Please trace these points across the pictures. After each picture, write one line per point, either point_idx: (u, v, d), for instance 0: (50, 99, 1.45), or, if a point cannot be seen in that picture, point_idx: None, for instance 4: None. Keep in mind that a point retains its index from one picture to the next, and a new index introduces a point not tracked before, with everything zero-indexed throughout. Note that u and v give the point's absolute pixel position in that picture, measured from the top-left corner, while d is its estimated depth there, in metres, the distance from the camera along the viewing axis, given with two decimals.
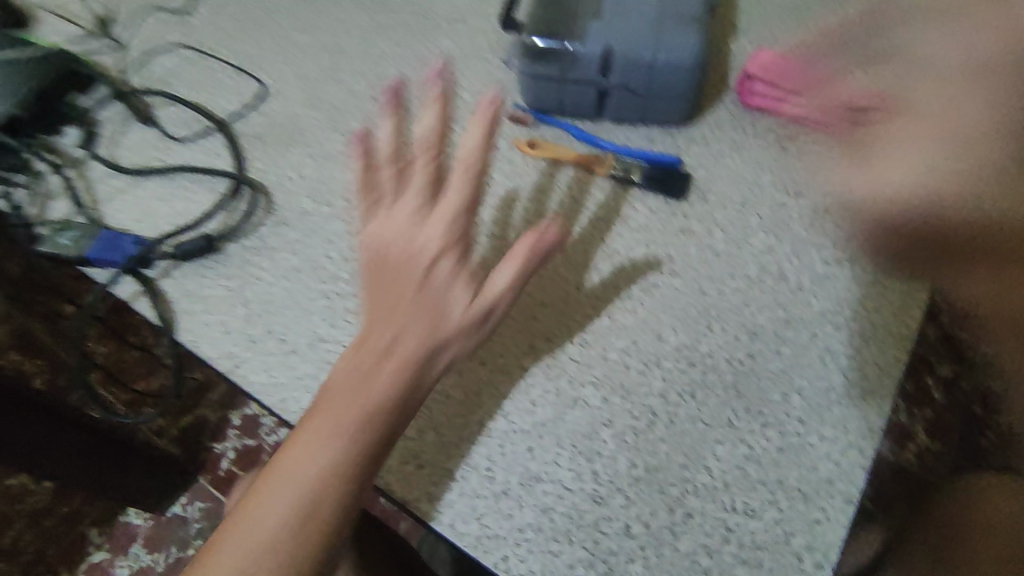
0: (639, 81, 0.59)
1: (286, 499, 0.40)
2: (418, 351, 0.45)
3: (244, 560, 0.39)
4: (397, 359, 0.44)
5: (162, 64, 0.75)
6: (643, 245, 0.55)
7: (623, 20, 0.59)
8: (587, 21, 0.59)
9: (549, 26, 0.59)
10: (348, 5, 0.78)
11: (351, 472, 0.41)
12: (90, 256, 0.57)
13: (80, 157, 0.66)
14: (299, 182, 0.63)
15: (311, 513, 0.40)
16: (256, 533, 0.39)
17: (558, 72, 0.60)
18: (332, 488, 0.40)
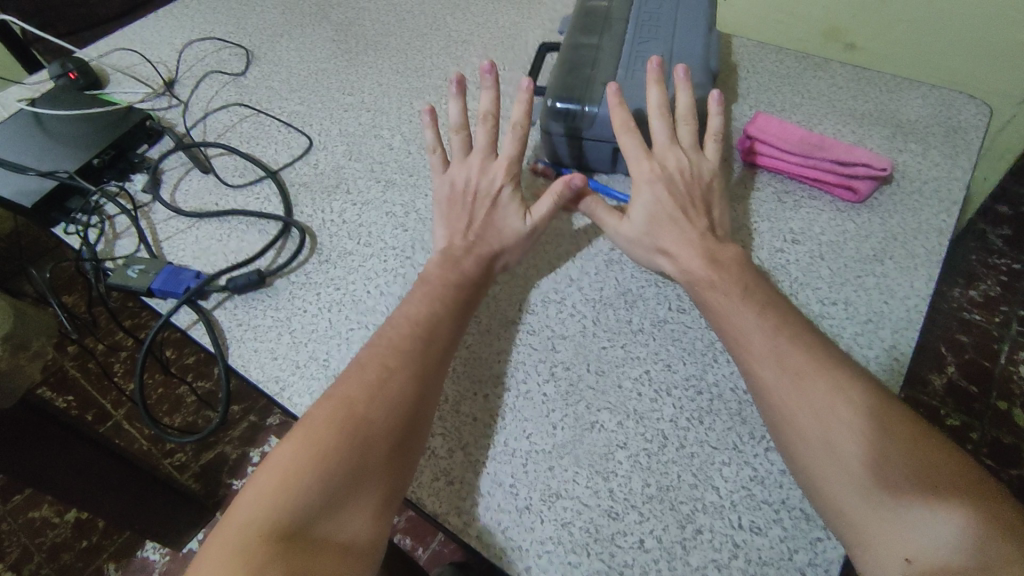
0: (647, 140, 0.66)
1: (337, 407, 0.48)
2: (452, 319, 0.56)
3: (303, 445, 0.46)
4: (435, 323, 0.55)
5: (219, 121, 0.83)
6: (654, 285, 0.61)
7: (633, 90, 0.67)
8: (602, 88, 0.67)
9: (567, 92, 0.67)
10: (388, 74, 0.88)
11: (393, 394, 0.49)
12: (153, 288, 0.63)
13: (144, 202, 0.74)
14: (342, 226, 0.70)
15: (365, 409, 0.48)
16: (311, 428, 0.47)
17: (574, 133, 0.67)
18: (375, 401, 0.48)
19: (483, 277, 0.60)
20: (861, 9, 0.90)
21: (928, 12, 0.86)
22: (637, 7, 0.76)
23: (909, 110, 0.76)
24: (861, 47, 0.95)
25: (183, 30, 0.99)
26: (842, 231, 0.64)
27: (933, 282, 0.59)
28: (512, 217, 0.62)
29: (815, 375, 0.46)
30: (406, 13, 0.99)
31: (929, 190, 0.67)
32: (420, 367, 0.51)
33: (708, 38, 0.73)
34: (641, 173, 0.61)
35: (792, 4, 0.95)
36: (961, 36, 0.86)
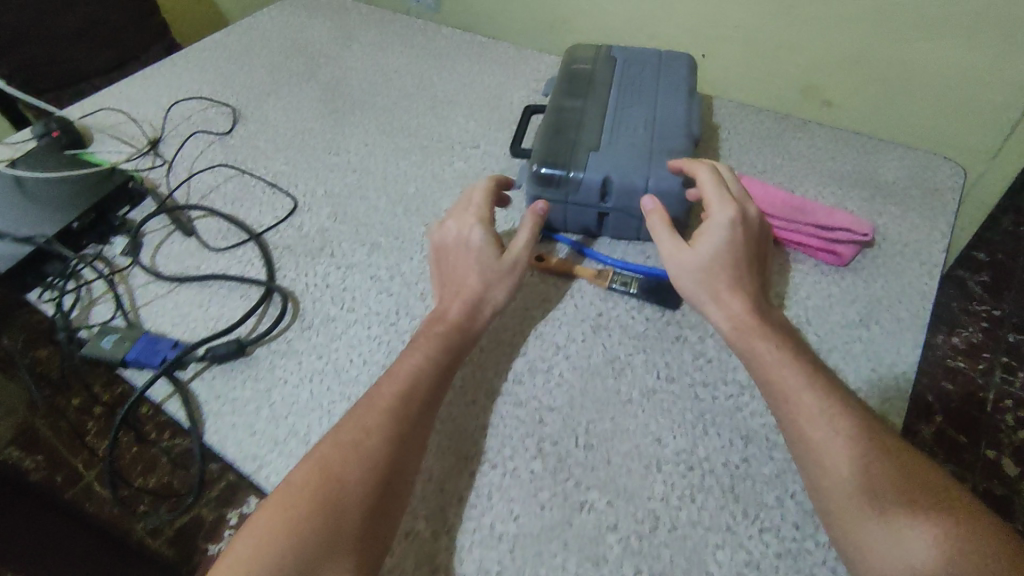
0: (633, 206, 0.67)
1: (315, 466, 0.49)
2: (434, 369, 0.55)
3: (280, 507, 0.47)
4: (412, 375, 0.54)
5: (203, 181, 0.82)
6: (641, 352, 0.60)
7: (617, 153, 0.67)
8: (586, 153, 0.67)
9: (553, 156, 0.67)
10: (374, 133, 0.89)
11: (367, 453, 0.49)
12: (129, 359, 0.61)
13: (124, 265, 0.72)
14: (325, 290, 0.69)
15: (343, 467, 0.48)
16: (294, 489, 0.48)
17: (559, 195, 0.67)
18: (348, 461, 0.48)
19: (466, 323, 0.58)
20: (836, 66, 0.88)
21: (904, 69, 0.84)
22: (620, 74, 0.78)
23: (887, 171, 0.78)
24: (837, 104, 0.92)
25: (169, 88, 1.00)
26: (827, 294, 0.65)
27: (920, 347, 0.60)
28: (490, 253, 0.60)
29: (806, 416, 0.50)
30: (392, 72, 1.00)
31: (911, 252, 0.68)
32: (397, 423, 0.51)
33: (689, 103, 0.75)
34: (727, 214, 0.58)
35: (768, 60, 0.93)
36: (940, 95, 0.84)
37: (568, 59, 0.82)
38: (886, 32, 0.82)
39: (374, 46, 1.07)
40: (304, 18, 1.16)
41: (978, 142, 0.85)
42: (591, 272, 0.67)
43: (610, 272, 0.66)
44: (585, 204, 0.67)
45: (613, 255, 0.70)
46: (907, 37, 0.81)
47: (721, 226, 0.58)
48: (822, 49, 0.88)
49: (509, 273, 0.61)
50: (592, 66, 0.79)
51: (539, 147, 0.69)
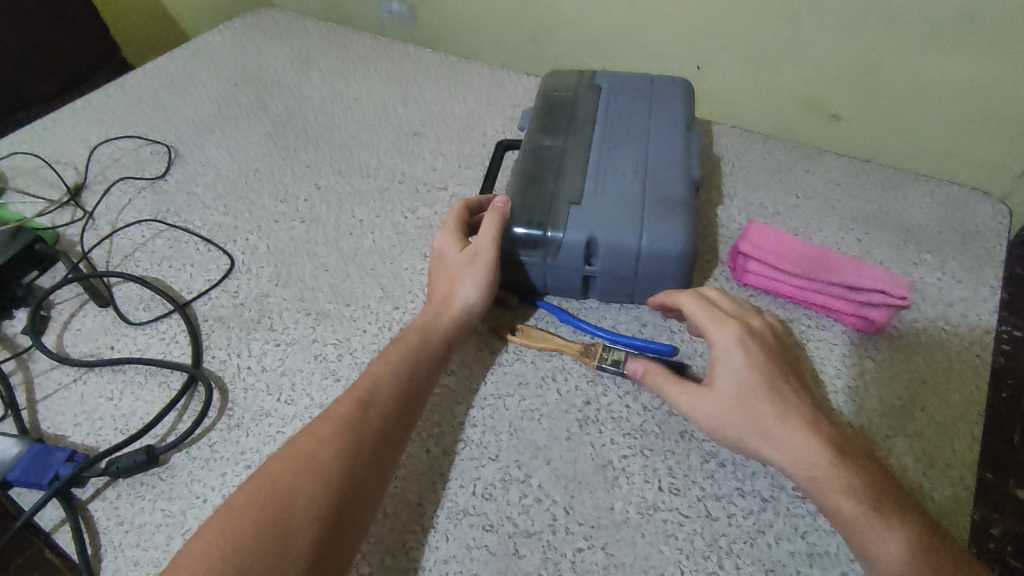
0: (624, 268, 0.56)
1: (267, 480, 0.42)
2: (399, 373, 0.50)
3: (221, 529, 0.40)
4: (374, 378, 0.49)
5: (128, 238, 0.72)
6: (638, 454, 0.50)
7: (604, 207, 0.56)
8: (566, 207, 0.56)
9: (527, 212, 0.56)
10: (328, 173, 0.78)
11: (321, 468, 0.43)
12: (11, 479, 0.50)
13: (26, 346, 0.62)
14: (260, 376, 0.58)
15: (297, 483, 0.42)
16: (231, 516, 0.41)
17: (536, 259, 0.57)
18: (301, 477, 0.42)
19: (432, 322, 0.54)
20: (843, 74, 0.71)
21: (924, 71, 0.67)
22: (605, 106, 0.67)
23: (918, 212, 0.69)
24: (848, 118, 0.75)
25: (100, 124, 0.88)
26: (859, 371, 0.55)
27: (975, 442, 0.50)
28: (453, 252, 0.57)
29: (829, 491, 0.43)
30: (353, 101, 0.89)
31: (953, 315, 0.59)
32: (357, 433, 0.45)
33: (688, 139, 0.64)
34: (733, 333, 0.48)
35: (764, 69, 0.76)
36: (977, 97, 0.66)
37: (545, 87, 0.71)
38: (898, 30, 0.66)
39: (333, 70, 0.96)
40: (258, 38, 1.05)
41: (997, 152, 0.69)
42: (577, 347, 0.56)
43: (599, 346, 0.56)
44: (568, 268, 0.57)
45: (601, 322, 0.59)
46: (927, 34, 0.65)
47: (735, 359, 0.47)
48: (824, 56, 0.71)
49: (473, 263, 0.55)
50: (573, 96, 0.69)
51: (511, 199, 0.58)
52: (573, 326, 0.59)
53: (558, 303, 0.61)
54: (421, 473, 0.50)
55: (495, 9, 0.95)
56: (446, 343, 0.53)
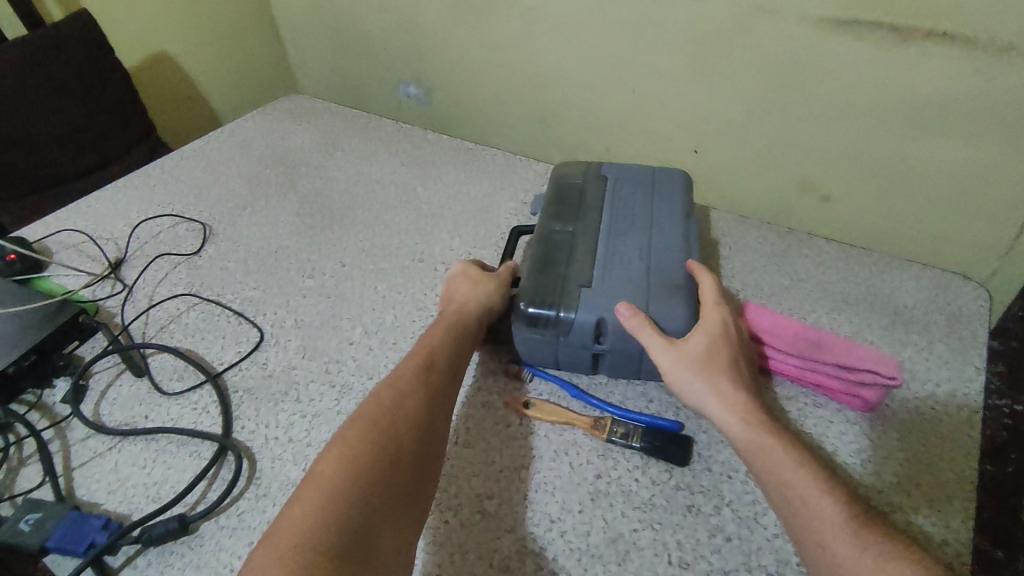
0: (632, 347, 0.60)
1: (362, 421, 0.49)
2: (450, 346, 0.59)
3: (339, 454, 0.46)
4: (429, 351, 0.57)
5: (164, 311, 0.76)
6: (648, 528, 0.52)
7: (612, 289, 0.61)
8: (578, 290, 0.61)
9: (541, 295, 0.61)
10: (352, 251, 0.83)
11: (408, 410, 0.51)
12: (49, 545, 0.52)
13: (64, 415, 0.65)
14: (287, 446, 0.61)
15: (393, 420, 0.50)
16: (346, 444, 0.47)
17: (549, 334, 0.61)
18: (398, 419, 0.50)
19: (464, 308, 0.63)
20: (835, 159, 0.77)
21: (913, 163, 0.72)
22: (612, 196, 0.73)
23: (907, 295, 0.74)
24: (839, 200, 0.80)
25: (140, 202, 0.95)
26: (855, 449, 0.58)
27: (970, 520, 0.52)
28: (475, 267, 0.68)
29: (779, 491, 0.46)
30: (375, 183, 0.96)
31: (943, 394, 0.62)
32: (428, 389, 0.53)
33: (687, 227, 0.69)
34: (719, 318, 0.58)
35: (762, 157, 0.83)
36: (959, 185, 0.71)
37: (554, 176, 0.77)
38: (884, 122, 0.71)
39: (357, 153, 1.03)
40: (288, 122, 1.13)
41: (986, 240, 0.73)
42: (587, 421, 0.59)
43: (609, 420, 0.59)
44: (578, 344, 0.61)
45: (610, 397, 0.63)
46: (911, 126, 0.70)
47: (713, 332, 0.56)
48: (818, 143, 0.77)
49: (495, 274, 0.67)
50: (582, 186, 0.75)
51: (527, 281, 0.63)
52: (580, 400, 0.62)
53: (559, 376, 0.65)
54: (439, 544, 0.52)
55: (508, 97, 1.04)
56: (478, 327, 0.62)
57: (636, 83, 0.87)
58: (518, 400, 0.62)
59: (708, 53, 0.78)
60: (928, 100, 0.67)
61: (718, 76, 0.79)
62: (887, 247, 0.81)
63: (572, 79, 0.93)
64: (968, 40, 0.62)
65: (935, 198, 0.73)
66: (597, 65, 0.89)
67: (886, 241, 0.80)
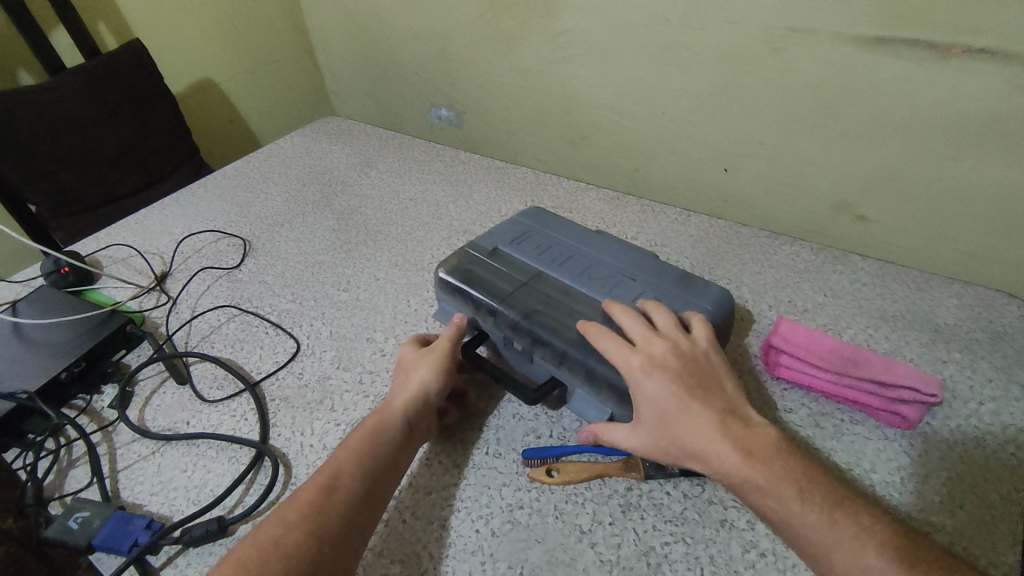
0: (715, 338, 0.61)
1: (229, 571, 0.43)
2: (362, 458, 0.51)
3: None
4: (337, 464, 0.51)
5: (206, 322, 0.79)
6: (680, 542, 0.52)
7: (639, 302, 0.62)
8: None
9: None
10: (385, 266, 0.85)
11: (283, 549, 0.44)
12: (95, 543, 0.54)
13: (111, 419, 0.68)
14: (322, 454, 0.62)
15: (266, 561, 0.43)
16: None
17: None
18: (264, 562, 0.43)
19: (389, 409, 0.56)
20: (865, 179, 0.77)
21: (946, 183, 0.71)
22: (537, 251, 0.70)
23: (945, 313, 0.73)
24: (870, 220, 0.79)
25: (184, 218, 0.99)
26: (895, 467, 0.56)
27: (1019, 543, 0.51)
28: (415, 355, 0.61)
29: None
30: (408, 201, 0.99)
31: (987, 414, 0.61)
32: (319, 516, 0.47)
33: (608, 241, 0.72)
34: (637, 368, 0.51)
35: (793, 176, 0.83)
36: (996, 206, 0.69)
37: (460, 268, 0.69)
38: (918, 138, 0.70)
39: (391, 173, 1.07)
40: (325, 143, 1.17)
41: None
42: (618, 465, 0.57)
43: (637, 456, 0.57)
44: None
45: None
46: (943, 144, 0.69)
47: (641, 386, 0.50)
48: (848, 162, 0.77)
49: (431, 357, 0.59)
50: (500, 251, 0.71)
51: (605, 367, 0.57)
52: (593, 445, 0.59)
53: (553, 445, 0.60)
54: (471, 552, 0.52)
55: (537, 118, 1.06)
56: (405, 429, 0.55)
57: (664, 103, 0.88)
58: (540, 471, 0.57)
59: (735, 72, 0.79)
60: (962, 120, 0.66)
61: (745, 94, 0.80)
62: (916, 262, 0.79)
63: (600, 99, 0.95)
64: (997, 57, 0.62)
65: (967, 217, 0.72)
66: (625, 86, 0.91)
67: (916, 258, 0.79)
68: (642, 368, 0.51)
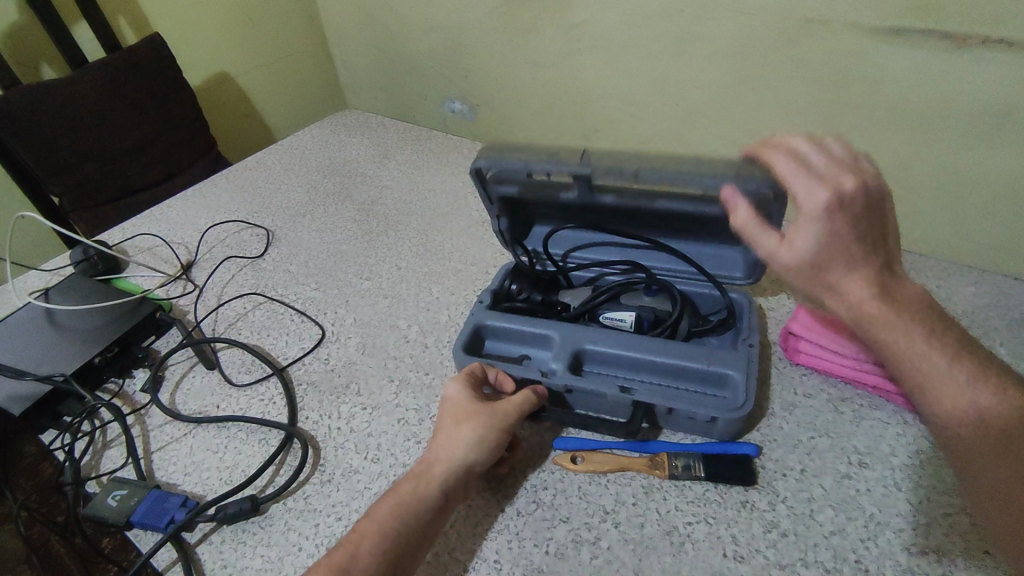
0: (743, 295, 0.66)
1: None
2: (388, 534, 0.47)
3: None
4: (360, 539, 0.47)
5: (232, 309, 0.81)
6: (703, 522, 0.53)
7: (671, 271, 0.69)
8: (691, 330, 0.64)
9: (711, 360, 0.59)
10: (406, 255, 0.87)
11: None
12: (133, 520, 0.56)
13: (143, 402, 0.69)
14: (350, 436, 0.63)
15: None
16: None
17: (742, 377, 0.58)
18: None
19: (428, 473, 0.51)
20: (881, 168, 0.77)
21: (963, 172, 0.71)
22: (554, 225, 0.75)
23: (964, 301, 0.73)
24: None
25: (207, 209, 1.01)
26: (915, 450, 0.57)
27: None
28: (465, 403, 0.55)
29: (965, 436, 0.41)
30: (427, 191, 1.00)
31: None
32: None
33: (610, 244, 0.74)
34: (822, 199, 0.43)
35: None
36: (1015, 195, 0.69)
37: (473, 324, 0.67)
38: (934, 129, 0.71)
39: (409, 164, 1.08)
40: (342, 135, 1.19)
41: None
42: (643, 461, 0.56)
43: (664, 456, 0.56)
44: (749, 355, 0.60)
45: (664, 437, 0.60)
46: (960, 133, 0.69)
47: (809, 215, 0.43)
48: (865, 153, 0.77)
49: (481, 415, 0.53)
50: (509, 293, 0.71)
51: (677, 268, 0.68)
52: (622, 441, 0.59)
53: (580, 435, 0.61)
54: (498, 532, 0.54)
55: (553, 111, 1.06)
56: (439, 501, 0.50)
57: (680, 96, 0.89)
58: (564, 457, 0.58)
59: (751, 64, 0.79)
60: (979, 109, 0.67)
61: (761, 86, 0.80)
62: (934, 252, 0.80)
63: (616, 90, 0.95)
64: (1013, 47, 0.62)
65: (986, 205, 0.72)
66: (640, 78, 0.91)
67: (935, 246, 0.79)
68: (828, 204, 0.42)
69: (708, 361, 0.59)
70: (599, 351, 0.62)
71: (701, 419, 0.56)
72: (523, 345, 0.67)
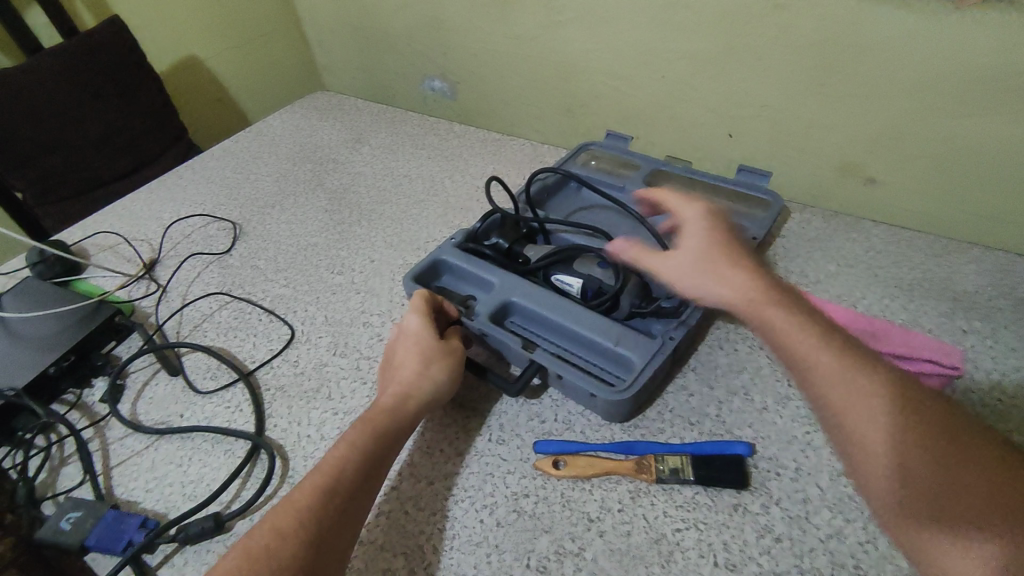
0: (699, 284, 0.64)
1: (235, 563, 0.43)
2: (363, 457, 0.49)
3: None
4: (338, 462, 0.48)
5: (197, 309, 0.77)
6: (692, 528, 0.50)
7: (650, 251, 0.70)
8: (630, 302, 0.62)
9: (618, 337, 0.59)
10: (381, 247, 0.82)
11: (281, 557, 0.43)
12: (88, 544, 0.53)
13: (103, 414, 0.66)
14: (320, 444, 0.60)
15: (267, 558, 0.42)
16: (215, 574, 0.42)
17: (641, 362, 0.56)
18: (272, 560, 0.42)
19: (397, 400, 0.53)
20: (878, 141, 0.73)
21: (965, 144, 0.67)
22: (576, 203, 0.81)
23: (964, 280, 0.70)
24: (885, 185, 0.76)
25: (172, 202, 0.96)
26: None
27: None
28: (430, 334, 0.57)
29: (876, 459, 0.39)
30: (403, 177, 0.95)
31: (1011, 385, 0.58)
32: (321, 520, 0.45)
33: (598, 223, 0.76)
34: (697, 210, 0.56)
35: (801, 141, 0.79)
36: (1018, 168, 0.66)
37: (434, 256, 0.69)
38: (935, 100, 0.66)
39: (384, 148, 1.03)
40: (315, 119, 1.13)
41: None
42: (630, 465, 0.53)
43: (651, 458, 0.53)
44: (663, 345, 0.58)
45: (652, 437, 0.56)
46: (963, 102, 0.65)
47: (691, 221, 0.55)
48: (860, 126, 0.73)
49: (446, 348, 0.57)
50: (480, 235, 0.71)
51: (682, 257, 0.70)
52: (608, 443, 0.56)
53: (562, 436, 0.57)
54: (475, 544, 0.51)
55: (534, 87, 1.01)
56: (408, 425, 0.53)
57: (665, 69, 0.84)
58: (547, 461, 0.55)
59: (739, 32, 0.74)
60: (986, 76, 0.62)
61: (751, 56, 0.75)
62: (934, 229, 0.76)
63: (599, 64, 0.90)
64: None
65: (989, 178, 0.68)
66: (622, 51, 0.86)
67: (934, 223, 0.75)
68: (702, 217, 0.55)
69: (615, 342, 0.58)
70: (526, 308, 0.63)
71: (583, 393, 0.56)
72: (473, 286, 0.68)
